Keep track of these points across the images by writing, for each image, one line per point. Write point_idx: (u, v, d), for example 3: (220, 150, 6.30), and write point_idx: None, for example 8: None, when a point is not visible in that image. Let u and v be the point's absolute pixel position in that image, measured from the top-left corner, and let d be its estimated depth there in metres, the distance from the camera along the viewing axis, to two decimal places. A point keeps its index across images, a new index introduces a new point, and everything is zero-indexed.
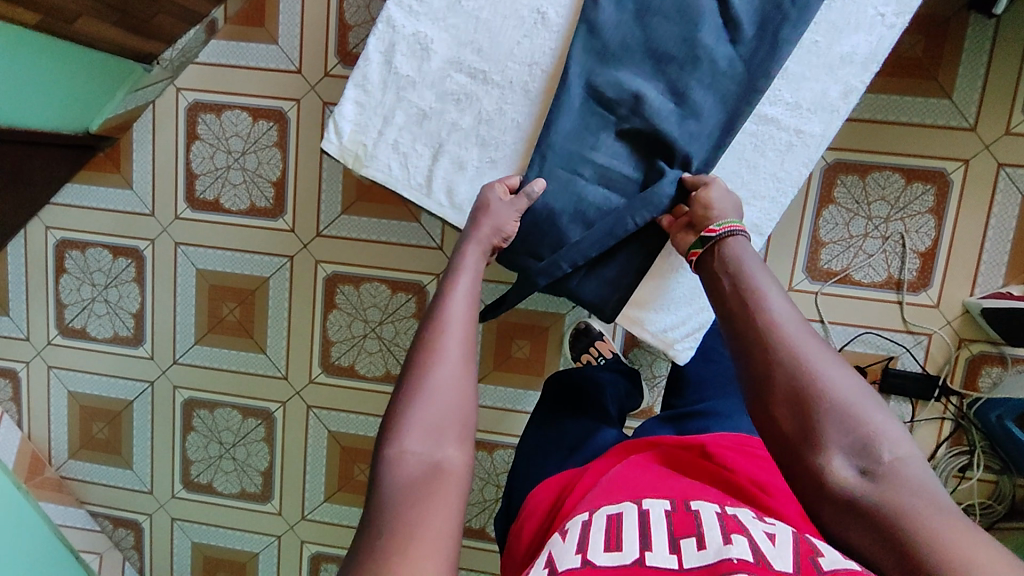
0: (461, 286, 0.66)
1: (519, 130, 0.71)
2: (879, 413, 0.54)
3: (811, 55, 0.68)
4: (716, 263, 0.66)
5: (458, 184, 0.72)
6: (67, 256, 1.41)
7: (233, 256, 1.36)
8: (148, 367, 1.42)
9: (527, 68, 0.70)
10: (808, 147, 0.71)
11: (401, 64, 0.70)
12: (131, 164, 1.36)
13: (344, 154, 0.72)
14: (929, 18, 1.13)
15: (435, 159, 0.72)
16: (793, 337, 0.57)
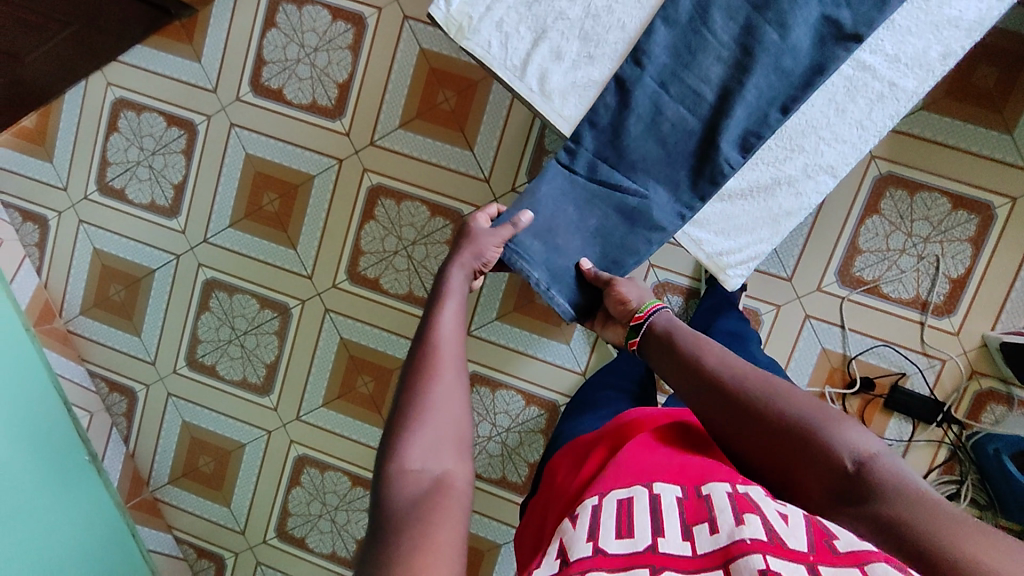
0: (450, 307, 0.71)
1: (623, 32, 0.72)
2: (839, 420, 0.56)
3: (920, 12, 0.67)
4: (654, 339, 0.74)
5: (551, 73, 0.73)
6: (122, 116, 1.43)
7: (284, 147, 1.37)
8: (177, 240, 1.44)
9: None
10: (897, 100, 0.71)
11: None
12: (205, 39, 1.38)
13: (448, 23, 0.72)
14: (1009, 51, 1.14)
15: (534, 45, 0.73)
16: (742, 379, 0.62)
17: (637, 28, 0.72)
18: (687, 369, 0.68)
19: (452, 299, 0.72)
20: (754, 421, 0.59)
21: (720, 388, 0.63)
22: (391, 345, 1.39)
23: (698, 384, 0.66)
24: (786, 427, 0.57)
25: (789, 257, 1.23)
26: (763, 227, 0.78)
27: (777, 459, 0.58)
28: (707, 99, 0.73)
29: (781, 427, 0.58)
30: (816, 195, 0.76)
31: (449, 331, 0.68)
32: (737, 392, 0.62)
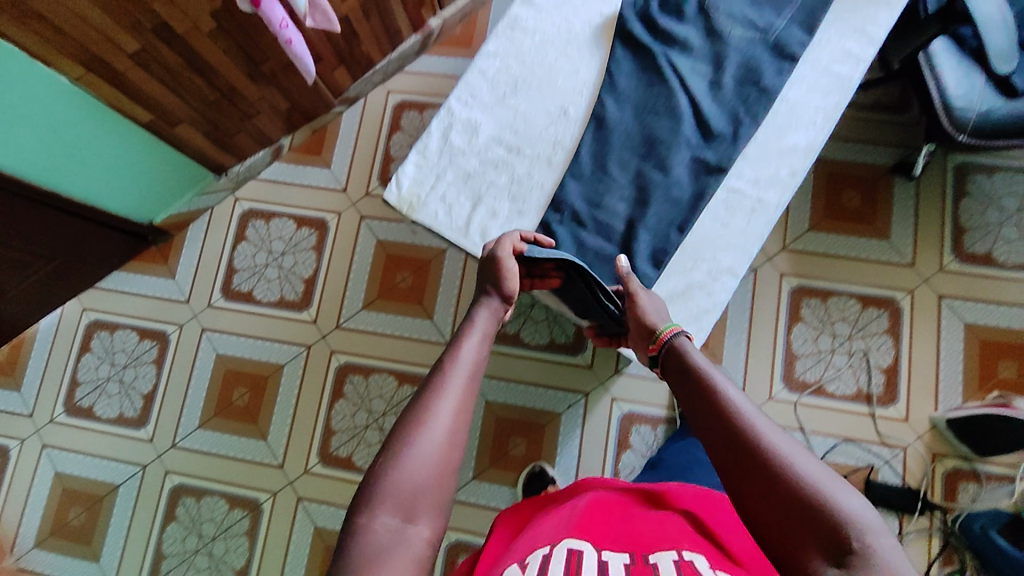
0: (458, 376, 0.72)
1: (544, 191, 0.85)
2: (845, 493, 0.57)
3: (764, 145, 0.83)
4: (670, 368, 0.74)
5: (491, 227, 0.85)
6: (95, 336, 1.50)
7: (253, 342, 1.46)
8: (146, 450, 1.43)
9: (552, 145, 0.86)
10: (767, 212, 0.81)
11: (456, 140, 0.87)
12: (179, 258, 1.52)
13: (401, 202, 0.86)
14: (864, 178, 1.36)
15: (474, 210, 0.85)
16: (762, 431, 0.62)
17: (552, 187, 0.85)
18: (701, 399, 0.68)
19: (462, 369, 0.72)
20: (763, 470, 0.60)
21: (738, 434, 0.63)
22: None
23: (716, 421, 0.66)
24: (794, 486, 0.57)
25: (736, 372, 1.33)
26: (691, 325, 0.82)
27: (771, 511, 0.58)
28: (620, 229, 0.85)
29: (791, 489, 0.57)
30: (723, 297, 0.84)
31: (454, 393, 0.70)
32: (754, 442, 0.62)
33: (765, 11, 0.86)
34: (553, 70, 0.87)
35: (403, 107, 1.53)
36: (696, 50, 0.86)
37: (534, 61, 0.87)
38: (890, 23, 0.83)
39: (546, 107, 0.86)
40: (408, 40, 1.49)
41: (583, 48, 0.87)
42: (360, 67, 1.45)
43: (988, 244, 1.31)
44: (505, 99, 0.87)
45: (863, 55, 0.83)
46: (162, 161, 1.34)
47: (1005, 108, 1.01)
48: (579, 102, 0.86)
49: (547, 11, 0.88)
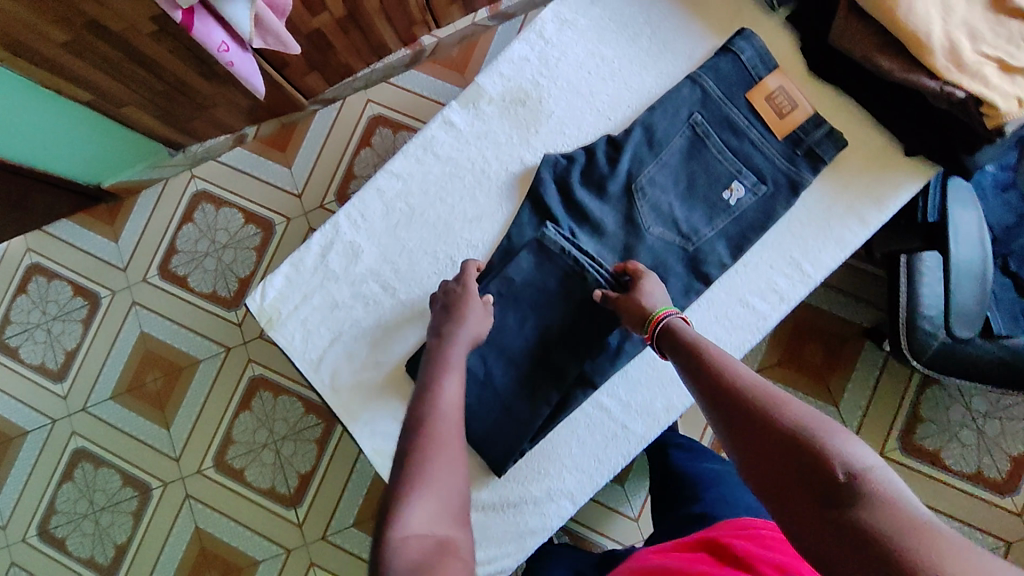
0: (448, 381, 0.73)
1: (406, 345, 0.84)
2: (840, 436, 0.54)
3: (648, 369, 0.86)
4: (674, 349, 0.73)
5: (342, 368, 0.84)
6: (33, 280, 1.50)
7: (176, 329, 1.45)
8: (58, 406, 1.46)
9: (428, 300, 0.85)
10: (628, 442, 0.84)
11: (333, 262, 0.85)
12: (125, 223, 1.49)
13: (262, 313, 0.83)
14: (835, 333, 1.24)
15: (332, 343, 0.84)
16: (760, 396, 0.60)
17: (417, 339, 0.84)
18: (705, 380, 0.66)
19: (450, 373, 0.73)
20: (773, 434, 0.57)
21: (748, 407, 0.60)
22: (249, 543, 1.37)
23: (719, 395, 0.64)
24: (791, 436, 0.55)
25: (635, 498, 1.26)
26: (510, 543, 0.83)
27: (789, 480, 0.54)
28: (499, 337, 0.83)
29: (790, 438, 0.55)
30: (557, 518, 0.84)
31: (450, 400, 0.70)
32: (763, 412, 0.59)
33: (694, 213, 0.87)
34: (455, 212, 0.87)
35: (377, 122, 1.46)
36: (608, 236, 0.87)
37: (437, 195, 0.87)
38: (829, 266, 0.85)
39: (434, 254, 0.86)
40: (396, 53, 1.39)
41: (488, 201, 0.87)
42: (337, 73, 1.35)
43: (940, 441, 1.20)
44: (394, 233, 0.86)
45: (786, 292, 0.85)
46: (107, 135, 1.27)
47: (978, 344, 0.88)
48: (467, 261, 0.86)
49: (467, 141, 0.88)
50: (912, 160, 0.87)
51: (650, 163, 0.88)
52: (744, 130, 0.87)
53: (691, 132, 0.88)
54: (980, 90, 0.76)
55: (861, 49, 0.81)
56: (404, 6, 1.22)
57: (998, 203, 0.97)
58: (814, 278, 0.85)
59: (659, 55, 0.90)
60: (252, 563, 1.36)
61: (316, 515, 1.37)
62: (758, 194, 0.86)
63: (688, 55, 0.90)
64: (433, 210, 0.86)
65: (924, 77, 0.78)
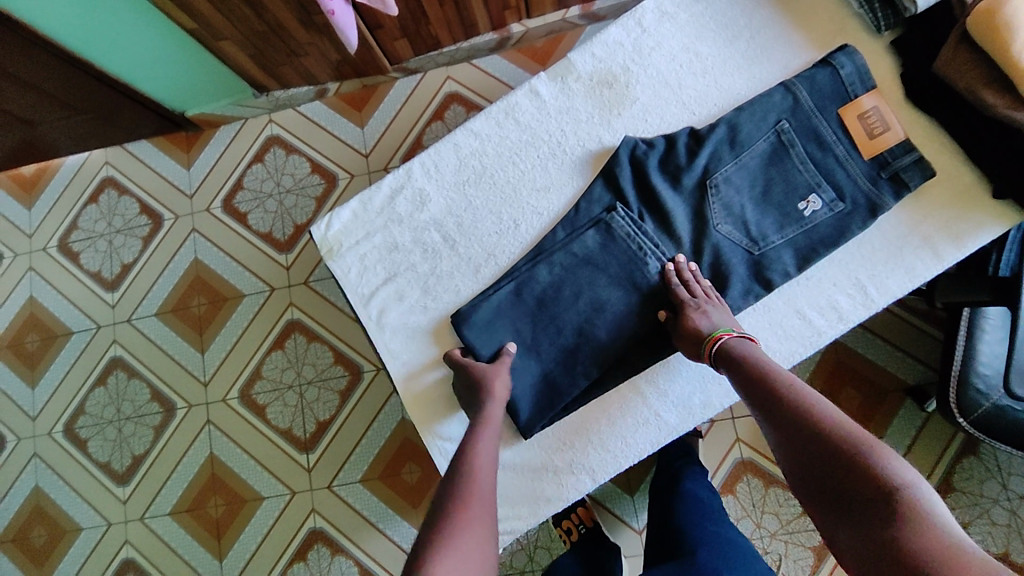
0: (483, 436, 0.76)
1: (455, 297, 0.88)
2: (886, 454, 0.60)
3: (691, 360, 0.88)
4: (731, 359, 0.77)
5: (390, 308, 0.88)
6: (105, 192, 1.57)
7: (228, 262, 1.50)
8: (105, 313, 1.52)
9: (485, 257, 0.89)
10: (659, 430, 0.87)
11: (400, 206, 0.89)
12: (200, 153, 1.56)
13: (322, 243, 0.88)
14: (876, 383, 1.24)
15: (384, 282, 0.89)
16: (817, 414, 0.66)
17: (466, 294, 0.88)
18: (765, 395, 0.72)
19: (487, 430, 0.77)
20: (826, 456, 0.62)
21: (803, 428, 0.66)
22: (258, 479, 1.40)
23: (779, 410, 0.69)
24: (841, 453, 0.61)
25: (643, 509, 1.26)
26: (523, 507, 0.87)
27: (838, 498, 0.59)
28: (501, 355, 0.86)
29: (841, 454, 0.61)
30: (573, 492, 0.87)
31: (485, 453, 0.73)
32: (820, 429, 0.65)
33: (765, 219, 0.87)
34: (525, 179, 0.90)
35: (453, 99, 1.51)
36: (678, 231, 0.87)
37: (510, 159, 0.90)
38: (894, 293, 0.87)
39: (497, 216, 0.89)
40: (483, 36, 1.45)
41: (560, 173, 0.90)
42: (424, 43, 1.41)
43: (969, 514, 1.19)
44: (463, 188, 0.90)
45: (846, 312, 0.88)
46: (199, 63, 1.32)
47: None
48: (529, 227, 0.89)
49: (548, 112, 0.91)
50: (998, 203, 0.87)
51: (728, 162, 0.88)
52: (831, 144, 0.86)
53: (775, 138, 0.88)
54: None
55: (966, 80, 0.81)
56: None
57: None
58: (877, 302, 0.87)
59: (753, 60, 0.92)
60: (256, 498, 1.39)
61: (326, 464, 1.39)
62: (834, 211, 0.86)
63: (781, 66, 0.91)
64: (503, 174, 0.90)
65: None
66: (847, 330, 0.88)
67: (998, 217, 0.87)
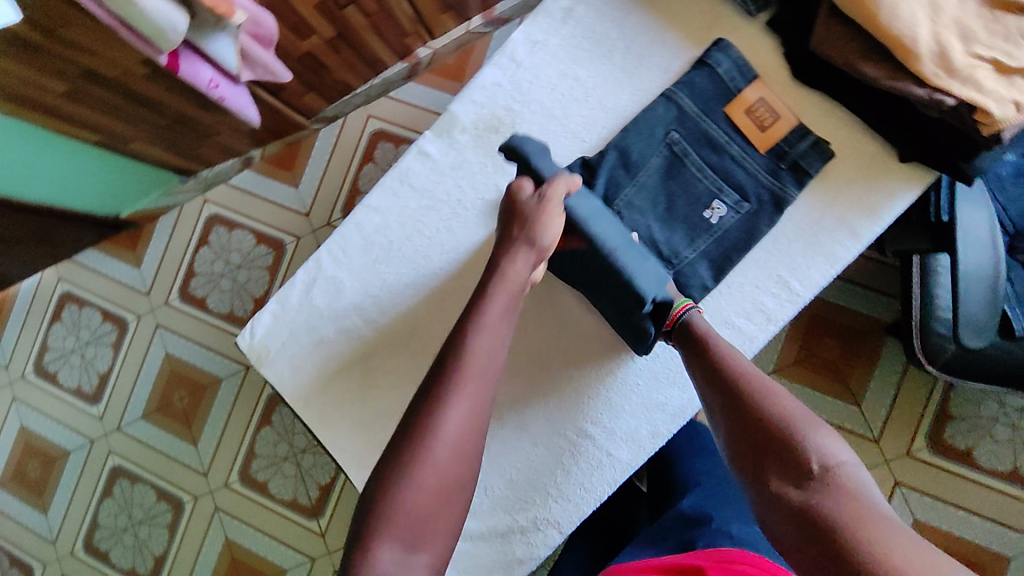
0: (480, 334, 0.74)
1: (390, 377, 0.85)
2: (818, 428, 0.65)
3: (630, 394, 0.90)
4: (686, 333, 0.80)
5: (331, 401, 0.85)
6: (65, 307, 1.57)
7: (197, 350, 1.50)
8: (95, 426, 1.54)
9: (410, 330, 0.86)
10: (614, 468, 0.89)
11: (317, 298, 0.85)
12: (146, 250, 1.55)
13: (250, 352, 0.85)
14: (853, 329, 1.22)
15: (318, 376, 0.85)
16: (761, 389, 0.70)
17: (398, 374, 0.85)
18: (712, 368, 0.75)
19: (479, 333, 0.74)
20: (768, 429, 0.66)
21: (749, 406, 0.69)
22: (278, 554, 1.42)
23: (721, 382, 0.73)
24: (776, 425, 0.66)
25: None
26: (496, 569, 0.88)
27: (775, 464, 0.63)
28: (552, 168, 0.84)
29: (776, 426, 0.66)
30: (544, 547, 0.88)
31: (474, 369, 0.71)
32: (759, 402, 0.69)
33: (674, 235, 0.88)
34: (432, 243, 0.87)
35: (379, 137, 1.48)
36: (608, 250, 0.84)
37: (415, 228, 0.87)
38: (818, 283, 0.85)
39: (415, 287, 0.86)
40: (394, 68, 1.41)
41: (468, 229, 0.87)
42: (335, 91, 1.38)
43: (971, 439, 1.18)
44: (376, 266, 0.86)
45: (774, 312, 0.85)
46: (121, 170, 1.31)
47: (999, 351, 0.84)
48: (446, 289, 0.86)
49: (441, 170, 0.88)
50: (906, 166, 0.85)
51: (627, 186, 0.88)
52: (723, 145, 0.87)
53: (668, 151, 0.88)
54: (970, 94, 0.72)
55: (851, 47, 0.77)
56: (393, 20, 1.26)
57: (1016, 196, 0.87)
58: (802, 296, 0.85)
59: (633, 72, 0.90)
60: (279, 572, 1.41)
61: (338, 525, 1.40)
62: (740, 212, 0.86)
63: (660, 73, 0.89)
64: (413, 241, 0.87)
65: (909, 84, 0.75)
66: (778, 331, 0.85)
67: (910, 181, 0.85)
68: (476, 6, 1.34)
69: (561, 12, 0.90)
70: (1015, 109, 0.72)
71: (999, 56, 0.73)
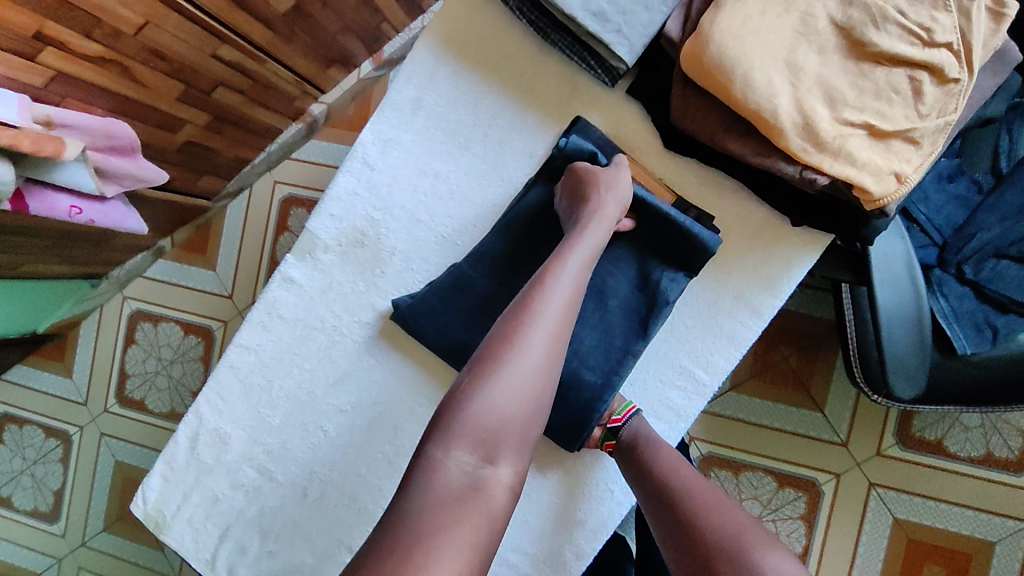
0: (579, 242, 0.62)
1: (297, 531, 0.72)
2: (775, 551, 0.54)
3: None
4: (626, 451, 0.66)
5: (239, 566, 0.72)
6: (5, 429, 1.51)
7: (147, 452, 1.44)
8: (59, 545, 1.48)
9: (305, 475, 0.72)
10: None
11: (204, 452, 0.73)
12: (75, 357, 1.48)
13: (146, 520, 0.74)
14: (805, 334, 1.17)
15: (222, 538, 0.73)
16: (710, 507, 0.58)
17: (308, 529, 0.72)
18: (656, 488, 0.63)
19: (572, 258, 0.61)
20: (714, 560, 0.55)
21: (699, 532, 0.57)
22: None
23: (667, 505, 0.61)
24: (731, 551, 0.54)
25: None
26: None
27: None
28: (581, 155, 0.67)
29: (732, 554, 0.54)
30: None
31: (569, 276, 0.60)
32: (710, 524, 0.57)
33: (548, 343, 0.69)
34: (317, 377, 0.73)
35: (290, 203, 1.39)
36: None
37: (293, 361, 0.73)
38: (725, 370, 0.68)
39: (306, 427, 0.73)
40: (289, 128, 1.33)
41: (355, 351, 0.73)
42: (232, 167, 1.30)
43: (940, 429, 1.14)
44: (259, 408, 0.73)
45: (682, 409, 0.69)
46: (35, 292, 1.21)
47: (939, 371, 0.78)
48: (337, 423, 0.72)
49: (312, 298, 0.72)
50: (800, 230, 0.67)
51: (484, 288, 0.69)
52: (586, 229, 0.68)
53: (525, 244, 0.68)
54: (846, 171, 0.55)
55: None
56: (275, 88, 1.16)
57: (946, 201, 0.81)
58: (712, 387, 0.68)
59: (497, 161, 0.70)
60: None
61: None
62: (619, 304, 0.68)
63: (524, 161, 0.70)
64: (296, 373, 0.73)
65: (778, 163, 0.57)
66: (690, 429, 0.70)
67: (808, 243, 0.67)
68: (363, 55, 1.26)
69: (406, 100, 0.70)
70: (897, 181, 0.56)
71: (872, 119, 0.55)
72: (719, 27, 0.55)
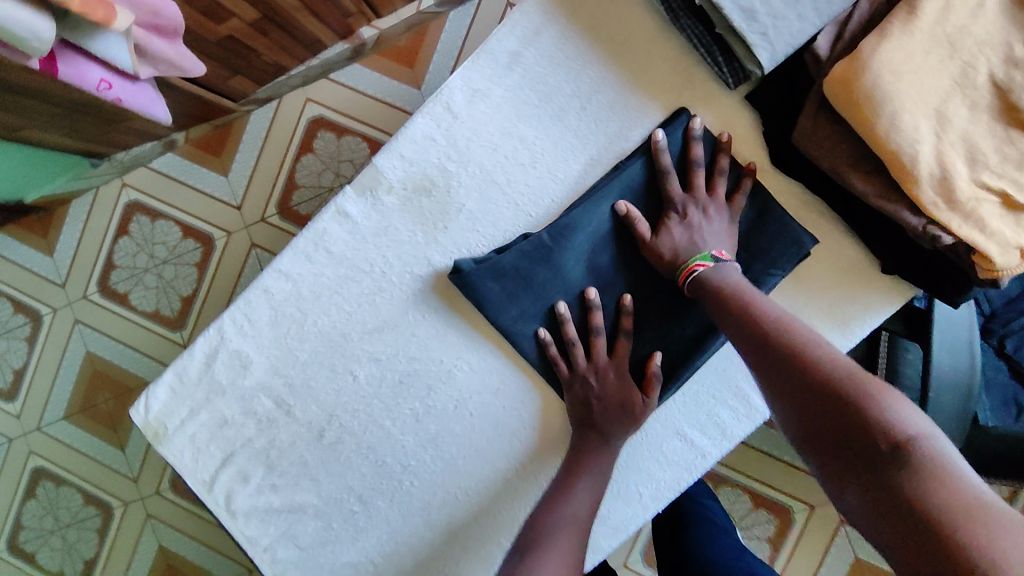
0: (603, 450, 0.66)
1: (305, 470, 0.68)
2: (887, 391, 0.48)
3: None
4: (709, 286, 0.61)
5: (237, 493, 0.69)
6: None
7: (123, 349, 1.38)
8: (12, 425, 1.42)
9: (325, 418, 0.68)
10: None
11: (219, 373, 0.68)
12: (59, 236, 1.40)
13: (145, 429, 0.69)
14: None
15: (223, 463, 0.69)
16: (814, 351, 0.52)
17: (318, 472, 0.68)
18: (744, 324, 0.57)
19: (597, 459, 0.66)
20: (828, 416, 0.48)
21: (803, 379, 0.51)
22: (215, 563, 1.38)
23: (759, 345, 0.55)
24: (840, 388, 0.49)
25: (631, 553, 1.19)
26: None
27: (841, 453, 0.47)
28: None
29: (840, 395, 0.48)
30: None
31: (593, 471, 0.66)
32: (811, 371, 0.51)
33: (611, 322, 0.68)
34: (354, 317, 0.68)
35: (318, 125, 1.33)
36: None
37: (333, 299, 0.67)
38: None
39: (333, 368, 0.68)
40: (334, 46, 1.25)
41: (400, 299, 0.68)
42: (268, 73, 1.22)
43: None
44: (285, 338, 0.68)
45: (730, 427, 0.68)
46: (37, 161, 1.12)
47: None
48: (370, 373, 0.68)
49: (363, 237, 0.67)
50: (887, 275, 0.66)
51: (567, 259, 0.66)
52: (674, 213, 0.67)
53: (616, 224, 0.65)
54: (973, 235, 0.54)
55: None
56: None
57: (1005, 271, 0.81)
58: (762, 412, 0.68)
59: (589, 138, 0.66)
60: None
61: None
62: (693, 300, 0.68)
63: (614, 144, 0.66)
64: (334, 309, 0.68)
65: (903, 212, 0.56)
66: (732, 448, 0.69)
67: (888, 291, 0.67)
68: None
69: (505, 53, 0.66)
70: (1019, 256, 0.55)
71: (1010, 188, 0.55)
72: (879, 58, 0.54)
